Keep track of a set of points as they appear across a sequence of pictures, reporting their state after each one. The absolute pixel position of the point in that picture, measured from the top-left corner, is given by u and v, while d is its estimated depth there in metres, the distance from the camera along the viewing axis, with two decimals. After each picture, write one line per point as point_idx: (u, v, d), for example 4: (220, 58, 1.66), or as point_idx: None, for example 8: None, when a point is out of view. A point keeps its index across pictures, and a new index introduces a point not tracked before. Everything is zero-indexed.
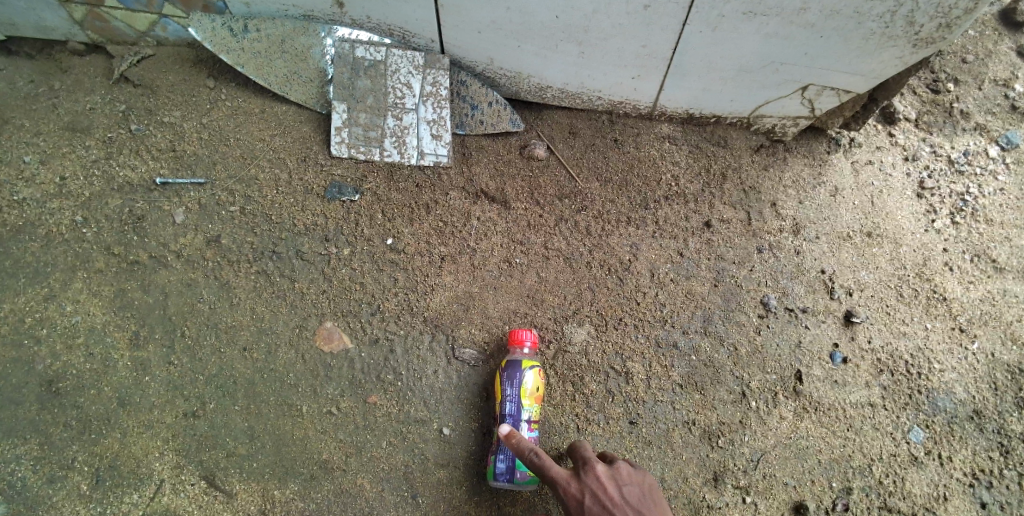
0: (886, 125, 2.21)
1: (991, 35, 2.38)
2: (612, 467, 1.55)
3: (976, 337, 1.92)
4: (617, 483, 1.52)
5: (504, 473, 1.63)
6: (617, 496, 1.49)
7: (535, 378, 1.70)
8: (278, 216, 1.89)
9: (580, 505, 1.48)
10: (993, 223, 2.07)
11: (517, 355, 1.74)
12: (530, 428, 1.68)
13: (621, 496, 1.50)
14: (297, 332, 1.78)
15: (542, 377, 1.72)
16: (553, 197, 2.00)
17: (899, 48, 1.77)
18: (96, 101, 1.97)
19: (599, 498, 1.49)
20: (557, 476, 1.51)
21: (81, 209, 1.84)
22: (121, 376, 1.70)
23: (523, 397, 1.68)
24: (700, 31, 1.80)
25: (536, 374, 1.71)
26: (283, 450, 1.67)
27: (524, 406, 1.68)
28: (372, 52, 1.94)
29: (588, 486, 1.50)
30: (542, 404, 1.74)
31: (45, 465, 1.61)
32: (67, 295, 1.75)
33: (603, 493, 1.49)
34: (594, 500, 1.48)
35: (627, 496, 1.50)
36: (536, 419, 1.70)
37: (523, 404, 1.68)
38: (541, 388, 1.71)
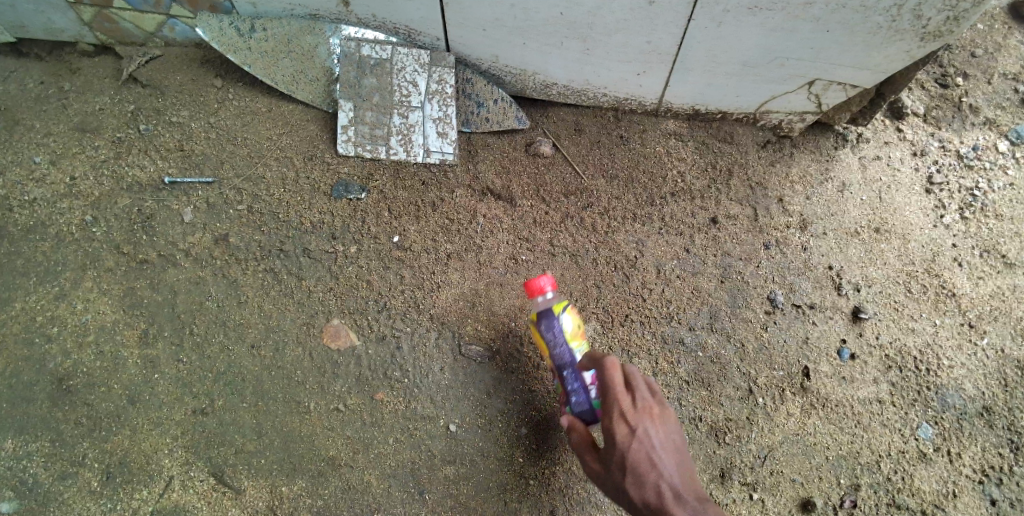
0: (894, 120, 2.20)
1: (1000, 29, 2.36)
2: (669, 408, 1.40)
3: (986, 333, 1.91)
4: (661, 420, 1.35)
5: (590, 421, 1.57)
6: (666, 439, 1.33)
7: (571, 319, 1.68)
8: (286, 214, 1.90)
9: (626, 436, 1.31)
10: (1003, 218, 2.06)
11: (544, 304, 1.69)
12: None
13: (668, 442, 1.33)
14: (305, 329, 1.79)
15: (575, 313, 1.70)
16: (558, 194, 2.00)
17: (906, 42, 1.76)
18: (105, 102, 1.99)
19: (647, 435, 1.31)
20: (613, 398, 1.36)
21: (91, 208, 1.86)
22: (131, 374, 1.72)
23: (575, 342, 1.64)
24: (705, 27, 1.80)
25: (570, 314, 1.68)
26: (290, 447, 1.68)
27: (574, 349, 1.63)
28: (378, 51, 1.96)
29: (641, 417, 1.33)
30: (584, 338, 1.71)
31: (57, 461, 1.63)
32: (78, 294, 1.77)
33: (655, 431, 1.33)
34: (642, 433, 1.32)
35: (674, 445, 1.33)
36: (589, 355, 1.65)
37: (576, 348, 1.64)
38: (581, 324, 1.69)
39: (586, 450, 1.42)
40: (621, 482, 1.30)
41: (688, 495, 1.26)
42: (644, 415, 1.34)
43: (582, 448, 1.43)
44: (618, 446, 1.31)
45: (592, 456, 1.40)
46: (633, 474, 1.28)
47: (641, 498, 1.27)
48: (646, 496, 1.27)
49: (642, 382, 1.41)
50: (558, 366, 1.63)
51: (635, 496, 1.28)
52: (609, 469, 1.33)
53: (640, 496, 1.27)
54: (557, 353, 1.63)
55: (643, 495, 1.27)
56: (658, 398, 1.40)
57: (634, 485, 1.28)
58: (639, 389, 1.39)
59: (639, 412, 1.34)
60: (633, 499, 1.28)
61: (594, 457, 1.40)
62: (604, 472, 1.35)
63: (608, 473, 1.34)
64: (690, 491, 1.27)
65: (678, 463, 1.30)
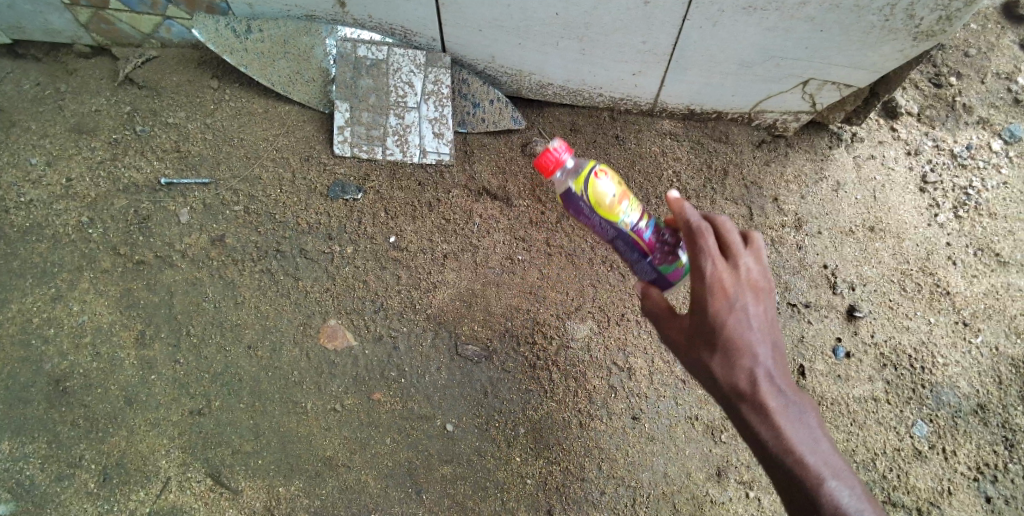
0: (888, 120, 2.21)
1: (994, 28, 2.37)
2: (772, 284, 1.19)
3: (980, 331, 1.92)
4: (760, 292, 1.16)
5: (660, 282, 1.40)
6: (767, 324, 1.14)
7: (597, 189, 1.34)
8: (282, 215, 1.90)
9: (723, 311, 1.13)
10: (997, 217, 2.07)
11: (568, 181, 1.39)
12: (644, 228, 1.36)
13: (769, 326, 1.15)
14: (302, 329, 1.79)
15: (604, 178, 1.34)
16: (554, 194, 2.01)
17: (900, 41, 1.77)
18: (101, 103, 1.99)
19: (746, 310, 1.13)
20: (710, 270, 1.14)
21: (87, 210, 1.86)
22: (127, 375, 1.72)
23: (612, 215, 1.34)
24: (699, 27, 1.80)
25: (594, 184, 1.34)
26: (288, 447, 1.69)
27: (620, 217, 1.35)
28: (374, 51, 1.96)
29: (741, 294, 1.13)
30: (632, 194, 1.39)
31: (53, 462, 1.63)
32: (74, 295, 1.77)
33: (755, 314, 1.14)
34: (740, 315, 1.13)
35: (773, 331, 1.15)
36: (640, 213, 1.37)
37: (616, 218, 1.35)
38: (613, 188, 1.35)
39: (666, 317, 1.26)
40: (705, 355, 1.15)
41: (781, 380, 1.12)
42: (745, 293, 1.14)
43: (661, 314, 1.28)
44: (714, 322, 1.13)
45: (672, 324, 1.25)
46: (725, 360, 1.13)
47: (732, 386, 1.12)
48: (738, 385, 1.12)
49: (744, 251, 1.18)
50: (603, 235, 1.40)
51: (724, 382, 1.13)
52: (694, 343, 1.17)
53: (728, 377, 1.13)
54: (597, 225, 1.38)
55: (736, 383, 1.12)
56: (762, 270, 1.18)
57: (724, 371, 1.13)
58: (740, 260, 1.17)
59: (739, 289, 1.14)
60: (720, 382, 1.14)
61: (675, 328, 1.24)
62: (687, 346, 1.20)
63: (692, 351, 1.19)
64: (787, 385, 1.12)
65: (774, 344, 1.14)
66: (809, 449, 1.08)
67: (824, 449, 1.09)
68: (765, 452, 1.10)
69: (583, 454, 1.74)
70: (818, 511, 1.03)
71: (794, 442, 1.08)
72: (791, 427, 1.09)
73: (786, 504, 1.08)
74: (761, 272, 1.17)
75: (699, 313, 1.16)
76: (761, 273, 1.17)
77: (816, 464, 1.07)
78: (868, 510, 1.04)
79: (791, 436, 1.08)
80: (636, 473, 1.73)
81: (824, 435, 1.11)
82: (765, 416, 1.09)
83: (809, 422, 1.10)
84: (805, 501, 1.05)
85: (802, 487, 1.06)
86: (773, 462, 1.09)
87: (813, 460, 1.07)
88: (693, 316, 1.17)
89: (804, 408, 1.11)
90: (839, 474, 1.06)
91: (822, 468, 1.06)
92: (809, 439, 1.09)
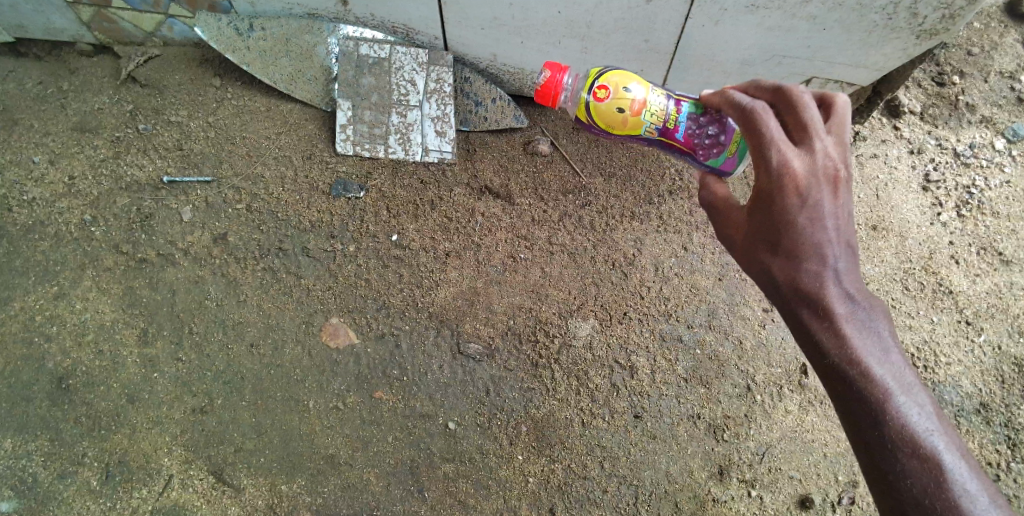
0: (890, 119, 2.20)
1: (997, 27, 2.35)
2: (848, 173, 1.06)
3: (983, 330, 1.92)
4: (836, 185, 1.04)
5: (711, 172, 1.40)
6: (840, 222, 1.04)
7: (607, 111, 1.35)
8: (285, 213, 1.90)
9: (796, 206, 1.02)
10: (1000, 216, 2.06)
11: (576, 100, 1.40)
12: (670, 129, 1.34)
13: (842, 223, 1.04)
14: (304, 328, 1.79)
15: (609, 99, 1.33)
16: (557, 192, 2.00)
17: (902, 40, 1.78)
18: (103, 101, 1.99)
19: (821, 205, 1.02)
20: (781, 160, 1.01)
21: (90, 208, 1.86)
22: (130, 373, 1.72)
23: (633, 131, 1.35)
24: (702, 25, 1.80)
25: (601, 108, 1.34)
26: (290, 445, 1.69)
27: (642, 127, 1.34)
28: (376, 50, 1.96)
29: (815, 188, 1.02)
30: (651, 92, 1.34)
31: (56, 460, 1.63)
32: (76, 293, 1.78)
33: (828, 211, 1.03)
34: (811, 212, 1.03)
35: (846, 228, 1.05)
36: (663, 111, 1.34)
37: (639, 132, 1.35)
38: (623, 105, 1.33)
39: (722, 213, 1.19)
40: (766, 253, 1.07)
41: (851, 285, 1.03)
42: (820, 188, 1.02)
43: (715, 210, 1.21)
44: (784, 219, 1.03)
45: (730, 221, 1.17)
46: (789, 263, 1.05)
47: (794, 290, 1.05)
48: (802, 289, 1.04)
49: (820, 136, 1.05)
50: (637, 142, 1.42)
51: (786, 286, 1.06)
52: (754, 240, 1.09)
53: (789, 278, 1.05)
54: (628, 139, 1.40)
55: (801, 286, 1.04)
56: (838, 158, 1.05)
57: (788, 273, 1.05)
58: (814, 148, 1.04)
59: (812, 183, 1.02)
60: (781, 283, 1.06)
61: (732, 226, 1.16)
62: (745, 246, 1.12)
63: (750, 251, 1.11)
64: (857, 290, 1.04)
65: (847, 244, 1.04)
66: (877, 361, 1.01)
67: (893, 362, 1.01)
68: (827, 364, 1.03)
69: (585, 452, 1.74)
70: (880, 425, 0.98)
71: (859, 353, 1.01)
72: (858, 337, 1.02)
73: (844, 418, 1.03)
74: (838, 161, 1.05)
75: (764, 210, 1.06)
76: (837, 162, 1.04)
77: (883, 377, 1.00)
78: (935, 427, 0.98)
79: (857, 347, 1.01)
80: (639, 471, 1.73)
81: (893, 345, 1.03)
82: (830, 325, 1.03)
83: (877, 331, 1.03)
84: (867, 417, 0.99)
85: (865, 397, 0.99)
86: (835, 374, 1.02)
87: (880, 374, 1.00)
88: (755, 214, 1.08)
89: (872, 314, 1.04)
90: (907, 389, 0.99)
91: (891, 382, 0.99)
92: (876, 349, 1.02)
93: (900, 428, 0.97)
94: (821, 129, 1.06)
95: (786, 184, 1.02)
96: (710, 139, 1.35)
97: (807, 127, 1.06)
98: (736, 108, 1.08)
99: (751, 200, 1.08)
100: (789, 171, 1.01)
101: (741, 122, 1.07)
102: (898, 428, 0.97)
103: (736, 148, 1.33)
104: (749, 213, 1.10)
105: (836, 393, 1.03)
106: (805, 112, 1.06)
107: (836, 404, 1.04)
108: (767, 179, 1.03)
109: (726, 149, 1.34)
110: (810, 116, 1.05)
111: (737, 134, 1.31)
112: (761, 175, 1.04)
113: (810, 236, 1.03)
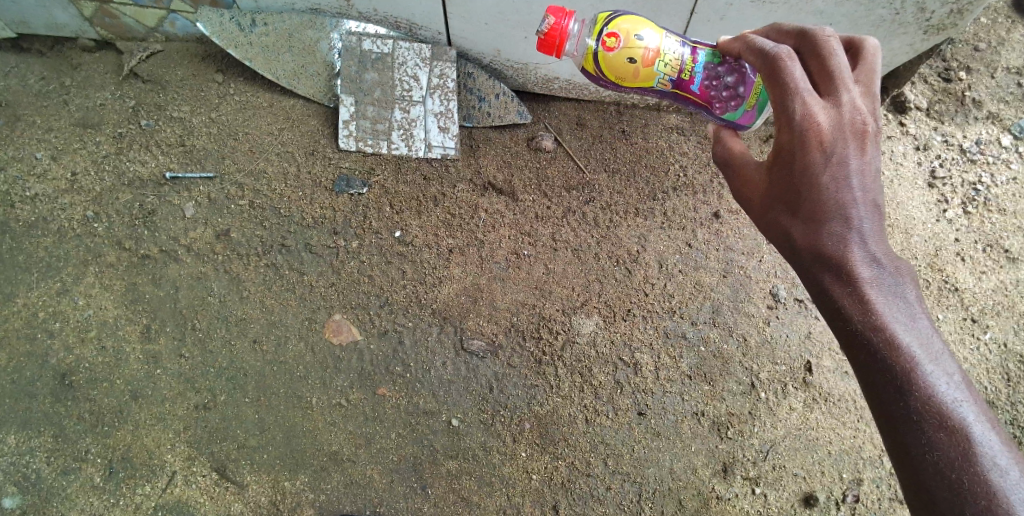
0: (896, 115, 2.18)
1: (1004, 22, 2.32)
2: (876, 126, 1.02)
3: (988, 327, 1.92)
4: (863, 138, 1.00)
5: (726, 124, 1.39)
6: (866, 177, 1.00)
7: (618, 62, 1.30)
8: (287, 209, 1.89)
9: (819, 159, 0.99)
10: (1006, 213, 2.05)
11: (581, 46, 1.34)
12: (686, 79, 1.31)
13: (868, 179, 1.00)
14: (307, 324, 1.79)
15: (620, 49, 1.28)
16: (560, 188, 1.99)
17: (910, 36, 1.78)
18: (105, 97, 1.98)
19: (845, 158, 0.99)
20: (802, 108, 0.98)
21: (92, 204, 1.86)
22: (133, 369, 1.72)
23: (645, 83, 1.31)
24: (707, 20, 1.79)
25: (611, 58, 1.30)
26: (293, 442, 1.69)
27: (657, 77, 1.31)
28: (379, 44, 1.94)
29: (837, 139, 0.99)
30: (664, 38, 1.30)
31: (60, 456, 1.63)
32: (79, 289, 1.77)
33: (852, 163, 0.99)
34: (833, 164, 0.99)
35: (873, 183, 1.00)
36: (679, 60, 1.30)
37: (652, 83, 1.32)
38: (635, 54, 1.28)
39: (740, 173, 1.15)
40: (787, 212, 1.04)
41: (877, 245, 0.98)
42: (843, 136, 0.99)
43: (734, 171, 1.17)
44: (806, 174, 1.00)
45: (748, 181, 1.13)
46: (811, 219, 1.01)
47: (814, 248, 1.00)
48: (823, 247, 1.00)
49: (846, 86, 1.02)
50: (649, 93, 1.38)
51: (806, 243, 1.02)
52: (775, 201, 1.06)
53: (811, 238, 1.01)
54: (639, 91, 1.37)
55: (821, 244, 1.00)
56: (864, 110, 1.01)
57: (809, 233, 1.01)
58: (839, 97, 1.01)
59: (835, 133, 0.99)
60: (802, 245, 1.02)
61: (750, 184, 1.12)
62: (764, 205, 1.08)
63: (769, 209, 1.07)
64: (884, 250, 0.98)
65: (874, 202, 1.00)
66: (904, 326, 0.94)
67: (921, 328, 0.95)
68: (847, 327, 0.97)
69: (589, 449, 1.73)
70: (905, 395, 0.91)
71: (885, 316, 0.95)
72: (883, 299, 0.96)
73: (866, 387, 0.96)
74: (864, 112, 1.01)
75: (784, 161, 1.02)
76: (863, 113, 1.01)
77: (910, 343, 0.93)
78: (964, 398, 0.90)
79: (882, 309, 0.95)
80: (643, 468, 1.73)
81: (923, 311, 0.97)
82: (852, 285, 0.97)
83: (905, 295, 0.97)
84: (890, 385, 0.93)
85: (889, 365, 0.92)
86: (855, 339, 0.96)
87: (906, 339, 0.93)
88: (776, 167, 1.04)
89: (902, 277, 0.98)
90: (935, 357, 0.92)
91: (918, 348, 0.93)
92: (904, 315, 0.95)
93: (926, 397, 0.90)
94: (848, 79, 1.02)
95: (806, 132, 0.98)
96: (727, 92, 1.33)
97: (833, 76, 1.02)
98: (758, 56, 1.05)
99: (771, 153, 1.05)
100: (810, 119, 0.98)
101: (762, 71, 1.04)
102: (925, 397, 0.90)
103: (755, 101, 1.31)
104: (769, 168, 1.06)
105: (856, 360, 0.97)
106: (831, 61, 1.03)
107: (858, 374, 0.97)
108: (790, 132, 1.00)
109: (744, 102, 1.32)
110: (836, 65, 1.02)
111: (756, 88, 1.29)
112: (781, 124, 1.01)
113: (832, 190, 0.99)
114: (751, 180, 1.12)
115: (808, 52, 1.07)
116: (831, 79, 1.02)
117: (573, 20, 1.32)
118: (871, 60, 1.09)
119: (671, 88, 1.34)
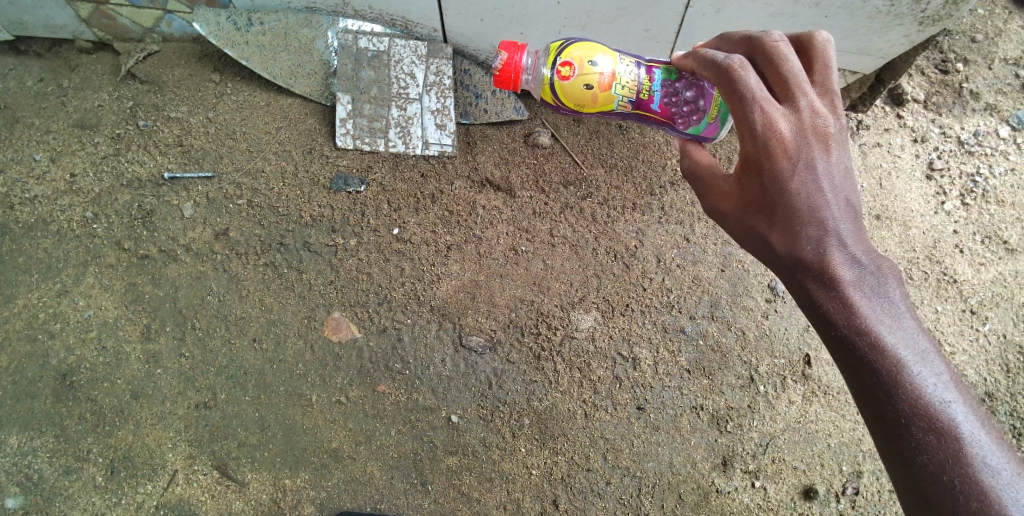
0: (894, 107, 2.17)
1: (1001, 13, 2.31)
2: (838, 125, 1.03)
3: (987, 319, 1.93)
4: (827, 138, 1.01)
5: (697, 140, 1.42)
6: (834, 177, 1.00)
7: (575, 89, 1.35)
8: (285, 208, 1.89)
9: (787, 167, 0.99)
10: (1005, 204, 2.06)
11: (534, 78, 1.40)
12: (648, 99, 1.36)
13: (838, 179, 1.01)
14: (306, 323, 1.79)
15: (575, 77, 1.33)
16: (558, 184, 1.99)
17: (906, 27, 1.78)
18: (103, 98, 1.98)
19: (813, 161, 0.99)
20: (762, 116, 0.99)
21: (91, 205, 1.86)
22: (134, 368, 1.72)
23: (605, 107, 1.36)
24: (704, 13, 1.79)
25: (568, 87, 1.34)
26: (294, 439, 1.70)
27: (617, 100, 1.35)
28: (375, 43, 1.95)
29: (801, 143, 0.99)
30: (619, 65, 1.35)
31: (61, 457, 1.64)
32: (79, 290, 1.78)
33: (819, 165, 1.00)
34: (801, 168, 0.99)
35: (843, 183, 1.01)
36: (636, 82, 1.35)
37: (611, 106, 1.36)
38: (591, 80, 1.33)
39: (710, 183, 1.16)
40: (761, 219, 1.04)
41: (854, 245, 0.98)
42: (806, 141, 0.99)
43: (704, 181, 1.18)
44: (776, 181, 1.00)
45: (719, 190, 1.14)
46: (786, 226, 1.01)
47: (792, 256, 1.00)
48: (801, 254, 0.99)
49: (803, 89, 1.03)
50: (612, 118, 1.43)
51: (783, 250, 1.02)
52: (749, 209, 1.06)
53: (788, 244, 1.01)
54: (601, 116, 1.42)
55: (800, 251, 1.00)
56: (824, 111, 1.02)
57: (785, 240, 1.01)
58: (797, 102, 1.02)
59: (798, 138, 1.00)
60: (780, 252, 1.02)
61: (723, 194, 1.12)
62: (738, 214, 1.09)
63: (744, 219, 1.08)
64: (861, 250, 0.98)
65: (845, 202, 1.00)
66: (887, 328, 0.94)
67: (905, 328, 0.95)
68: (832, 332, 0.97)
69: (588, 444, 1.74)
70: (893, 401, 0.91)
71: (867, 320, 0.94)
72: (865, 302, 0.96)
73: (856, 393, 0.96)
74: (825, 114, 1.02)
75: (753, 170, 1.03)
76: (824, 114, 1.02)
77: (894, 346, 0.92)
78: (953, 397, 0.90)
79: (864, 314, 0.95)
80: (642, 463, 1.73)
81: (906, 311, 0.97)
82: (832, 290, 0.97)
83: (887, 296, 0.96)
84: (878, 389, 0.93)
85: (875, 370, 0.92)
86: (840, 346, 0.96)
87: (889, 342, 0.93)
88: (745, 176, 1.05)
89: (884, 276, 0.98)
90: (921, 357, 0.92)
91: (902, 351, 0.92)
92: (885, 315, 0.95)
93: (914, 400, 0.90)
94: (804, 81, 1.03)
95: (769, 141, 0.99)
96: (688, 106, 1.35)
97: (789, 81, 1.03)
98: (711, 68, 1.07)
99: (739, 162, 1.05)
100: (771, 127, 0.99)
101: (717, 83, 1.06)
102: (912, 399, 0.90)
103: (716, 112, 1.32)
104: (739, 177, 1.07)
105: (844, 365, 0.96)
106: (785, 66, 1.04)
107: (847, 380, 0.97)
108: (753, 144, 1.00)
109: (706, 115, 1.34)
110: (790, 70, 1.04)
111: (715, 100, 1.31)
112: (744, 134, 1.02)
113: (803, 194, 0.99)
114: (722, 189, 1.12)
115: (759, 58, 1.09)
116: (788, 86, 1.03)
117: (526, 54, 1.37)
118: (823, 57, 1.10)
119: (632, 110, 1.38)
